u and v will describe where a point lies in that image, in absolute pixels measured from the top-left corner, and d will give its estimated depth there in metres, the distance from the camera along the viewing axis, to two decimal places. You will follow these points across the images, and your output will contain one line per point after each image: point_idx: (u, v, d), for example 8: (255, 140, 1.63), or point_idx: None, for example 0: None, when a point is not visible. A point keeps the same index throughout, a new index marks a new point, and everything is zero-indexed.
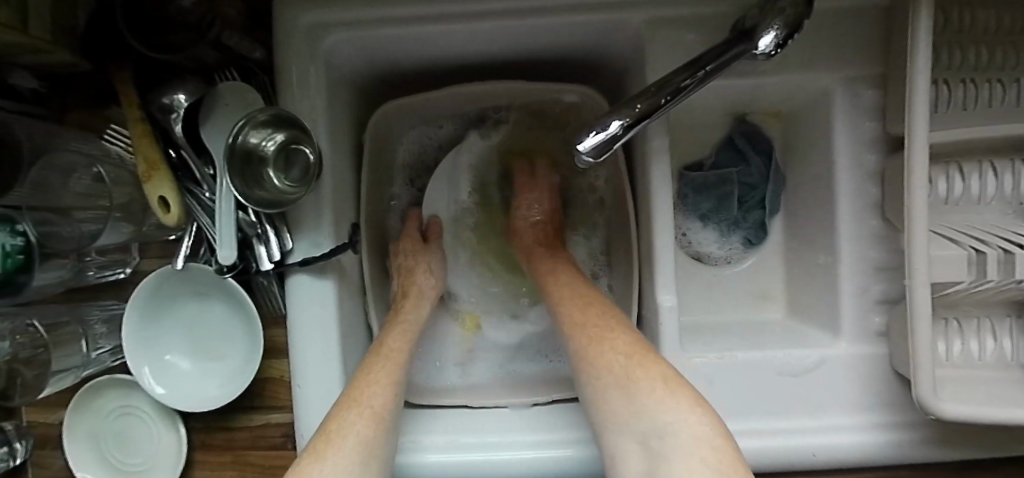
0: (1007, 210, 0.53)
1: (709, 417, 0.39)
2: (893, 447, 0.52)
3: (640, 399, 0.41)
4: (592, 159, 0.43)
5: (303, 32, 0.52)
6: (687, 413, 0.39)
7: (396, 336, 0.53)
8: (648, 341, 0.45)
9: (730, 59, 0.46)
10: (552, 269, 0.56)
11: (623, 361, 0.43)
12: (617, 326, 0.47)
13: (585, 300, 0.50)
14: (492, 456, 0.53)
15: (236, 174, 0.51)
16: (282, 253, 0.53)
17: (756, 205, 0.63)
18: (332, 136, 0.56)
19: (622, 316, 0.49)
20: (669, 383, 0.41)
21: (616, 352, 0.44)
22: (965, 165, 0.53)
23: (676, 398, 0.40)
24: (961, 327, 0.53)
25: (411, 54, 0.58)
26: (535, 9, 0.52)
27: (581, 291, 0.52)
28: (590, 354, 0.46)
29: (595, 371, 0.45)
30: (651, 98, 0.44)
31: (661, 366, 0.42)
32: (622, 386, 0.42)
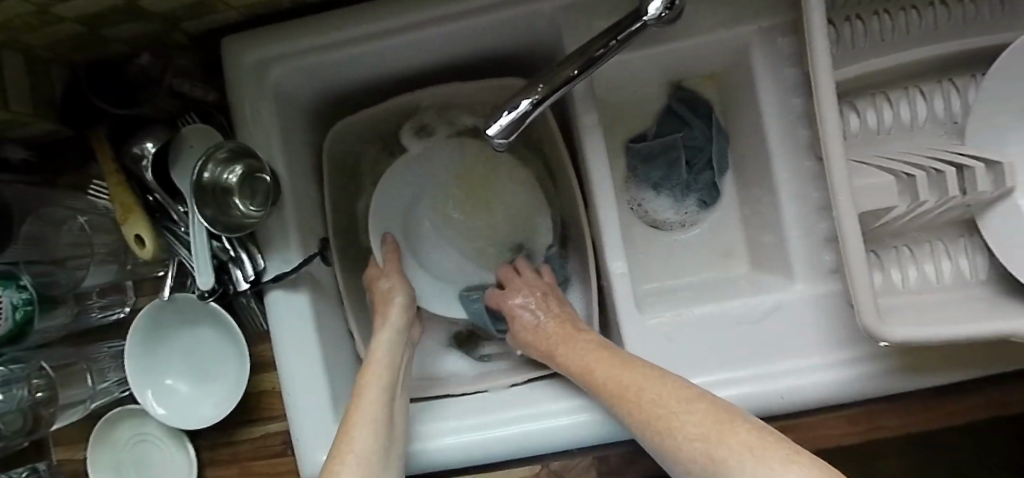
0: (942, 130, 0.53)
1: (811, 472, 0.34)
2: (863, 381, 0.52)
3: (729, 476, 0.36)
4: (506, 139, 0.46)
5: (248, 69, 0.57)
6: (782, 474, 0.34)
7: (375, 370, 0.54)
8: (717, 406, 0.42)
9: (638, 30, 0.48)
10: (579, 351, 0.54)
11: (699, 441, 0.39)
12: (675, 405, 0.43)
13: (631, 385, 0.47)
14: (483, 435, 0.55)
15: (205, 207, 0.56)
16: (256, 272, 0.57)
17: (705, 167, 0.65)
18: (289, 160, 0.60)
19: (679, 384, 0.45)
20: (752, 447, 0.37)
21: (687, 435, 0.41)
22: (891, 93, 0.54)
23: (765, 464, 0.35)
24: (914, 253, 0.53)
25: (352, 75, 0.62)
26: (455, 14, 0.55)
27: (626, 367, 0.49)
28: (666, 445, 0.42)
29: (677, 453, 0.41)
30: (563, 72, 0.47)
31: (738, 431, 0.39)
32: (707, 465, 0.38)
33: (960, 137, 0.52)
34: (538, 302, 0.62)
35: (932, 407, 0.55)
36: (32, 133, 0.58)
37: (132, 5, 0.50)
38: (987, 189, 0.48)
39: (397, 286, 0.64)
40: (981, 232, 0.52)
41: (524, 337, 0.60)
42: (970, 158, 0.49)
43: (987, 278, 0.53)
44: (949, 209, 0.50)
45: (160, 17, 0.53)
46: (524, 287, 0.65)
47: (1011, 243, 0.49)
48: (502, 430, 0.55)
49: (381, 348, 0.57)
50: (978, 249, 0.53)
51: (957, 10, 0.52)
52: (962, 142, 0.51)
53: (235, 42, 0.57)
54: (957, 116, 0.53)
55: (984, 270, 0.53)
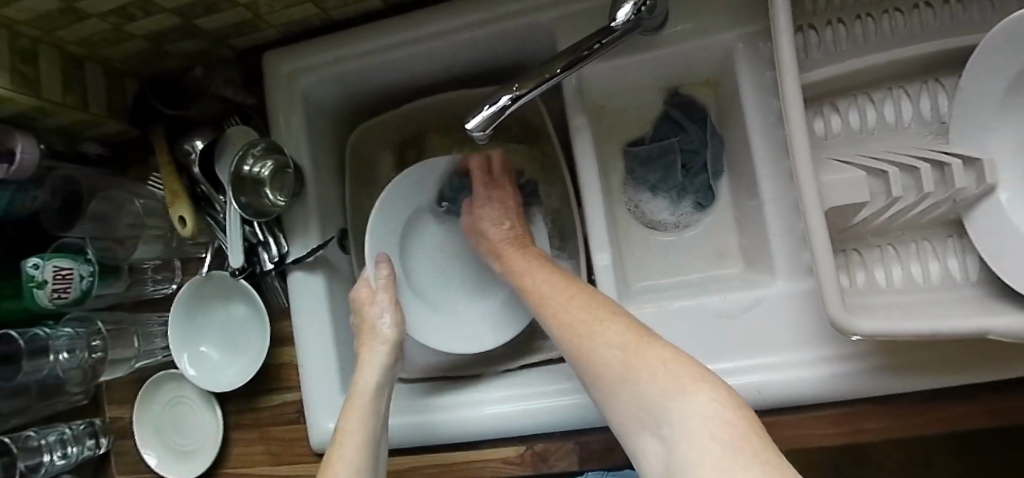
0: (928, 130, 0.53)
1: (714, 389, 0.38)
2: (841, 379, 0.52)
3: (640, 384, 0.41)
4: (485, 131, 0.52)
5: (283, 77, 0.66)
6: (692, 392, 0.38)
7: (358, 404, 0.56)
8: (638, 324, 0.45)
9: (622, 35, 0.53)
10: (529, 266, 0.57)
11: (618, 352, 0.43)
12: (603, 316, 0.47)
13: (565, 296, 0.51)
14: (489, 410, 0.61)
15: (240, 195, 0.64)
16: (280, 254, 0.65)
17: (701, 170, 0.67)
18: (314, 158, 0.68)
19: (605, 302, 0.49)
20: (666, 362, 0.41)
21: (608, 342, 0.44)
22: (874, 95, 0.55)
23: (677, 375, 0.39)
24: (898, 253, 0.54)
25: (373, 83, 0.69)
26: (460, 26, 0.62)
27: (567, 284, 0.52)
28: (587, 352, 0.46)
29: (595, 363, 0.45)
30: (547, 70, 0.52)
31: (655, 345, 0.42)
32: (620, 374, 0.42)
33: (944, 137, 0.52)
34: (486, 182, 0.66)
35: (926, 409, 0.53)
36: (108, 133, 0.69)
37: (188, 22, 0.60)
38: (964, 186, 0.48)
39: (384, 313, 0.61)
40: (969, 231, 0.51)
41: (472, 228, 0.65)
42: (947, 155, 0.49)
43: (979, 280, 0.51)
44: (930, 208, 0.50)
45: (213, 33, 0.63)
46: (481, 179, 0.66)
47: (995, 240, 0.49)
48: (506, 406, 0.60)
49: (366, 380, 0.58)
50: (969, 249, 0.52)
51: (942, 13, 0.53)
52: (946, 141, 0.51)
53: (275, 56, 0.66)
54: (944, 117, 0.53)
55: (976, 271, 0.51)
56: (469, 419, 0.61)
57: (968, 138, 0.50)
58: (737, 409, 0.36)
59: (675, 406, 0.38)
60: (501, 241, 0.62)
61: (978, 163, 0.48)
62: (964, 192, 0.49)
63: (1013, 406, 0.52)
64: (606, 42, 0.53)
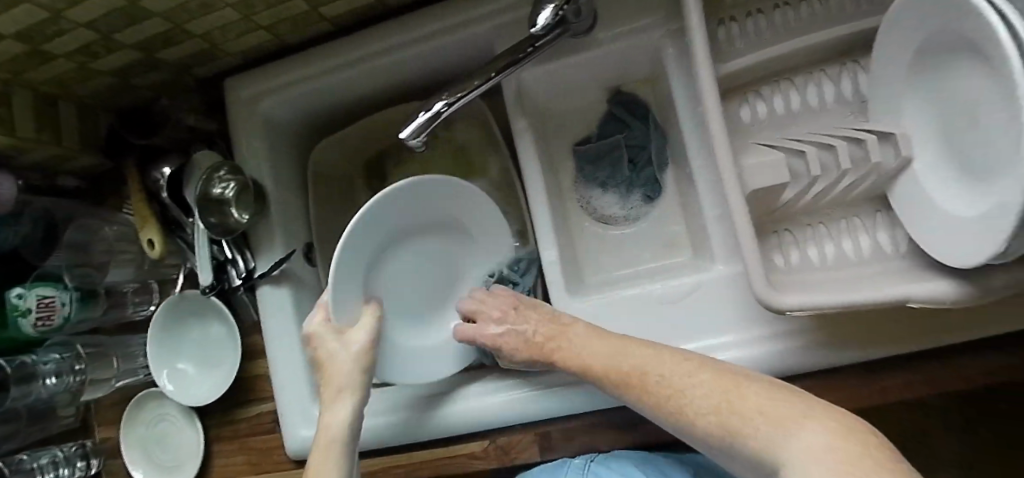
0: (851, 110, 0.55)
1: (824, 425, 0.34)
2: (780, 356, 0.54)
3: (750, 443, 0.36)
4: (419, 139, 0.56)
5: (242, 102, 0.69)
6: (798, 433, 0.34)
7: (326, 437, 0.51)
8: (724, 371, 0.42)
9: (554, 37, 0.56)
10: (583, 344, 0.52)
11: (712, 408, 0.40)
12: (695, 375, 0.43)
13: (631, 371, 0.47)
14: (501, 402, 0.61)
15: (206, 216, 0.67)
16: (248, 270, 0.68)
17: (646, 164, 0.69)
18: (276, 176, 0.71)
19: (691, 357, 0.45)
20: (760, 408, 0.37)
21: (698, 410, 0.41)
22: (797, 80, 0.57)
23: (779, 422, 0.36)
24: (829, 231, 0.56)
25: (329, 102, 0.72)
26: (403, 42, 0.65)
27: (633, 346, 0.48)
28: (682, 424, 0.42)
29: (695, 430, 0.41)
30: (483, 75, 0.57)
31: (748, 392, 0.39)
32: (721, 432, 0.38)
33: (864, 115, 0.54)
34: (511, 313, 0.58)
35: (859, 382, 0.55)
36: (82, 165, 0.73)
37: (147, 56, 0.63)
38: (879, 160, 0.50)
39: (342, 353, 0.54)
40: (892, 204, 0.53)
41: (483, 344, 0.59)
42: (863, 131, 0.51)
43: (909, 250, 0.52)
44: (852, 185, 0.52)
45: (174, 65, 0.67)
46: (504, 299, 0.61)
47: (913, 210, 0.50)
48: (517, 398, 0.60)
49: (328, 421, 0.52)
50: (894, 222, 0.54)
51: None
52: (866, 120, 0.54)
53: (239, 80, 0.70)
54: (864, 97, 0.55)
55: (905, 242, 0.52)
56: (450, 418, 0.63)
57: (883, 114, 0.52)
58: (858, 439, 0.32)
59: (789, 460, 0.33)
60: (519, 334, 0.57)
61: (892, 136, 0.51)
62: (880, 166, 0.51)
63: (949, 374, 0.53)
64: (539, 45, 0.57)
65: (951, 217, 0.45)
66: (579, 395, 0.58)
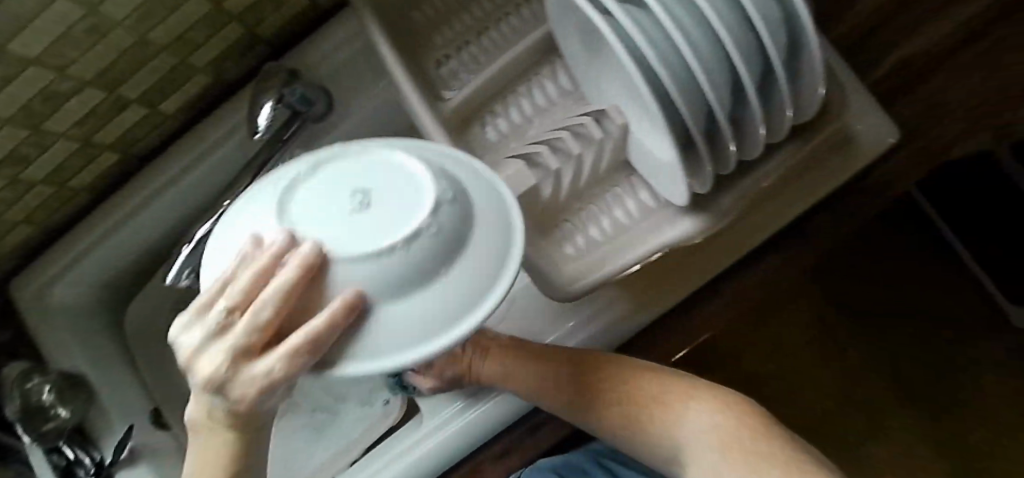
0: (574, 98, 0.60)
1: (716, 407, 0.44)
2: (593, 334, 0.60)
3: (670, 425, 0.45)
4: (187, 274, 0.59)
5: (31, 297, 0.67)
6: (703, 413, 0.44)
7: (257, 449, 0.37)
8: (632, 363, 0.49)
9: (295, 129, 0.60)
10: (516, 359, 0.54)
11: (634, 400, 0.47)
12: (607, 371, 0.49)
13: (555, 375, 0.51)
14: (416, 450, 0.60)
15: (31, 429, 0.62)
16: (99, 461, 0.61)
17: None
18: (93, 357, 0.68)
19: (597, 357, 0.51)
20: (674, 393, 0.46)
21: (613, 407, 0.48)
22: (521, 89, 0.62)
23: (689, 405, 0.45)
24: (599, 208, 0.60)
25: (128, 262, 0.71)
26: (165, 184, 0.65)
27: (557, 355, 0.52)
28: (599, 418, 0.49)
29: (611, 422, 0.48)
30: (239, 185, 0.59)
31: (663, 380, 0.47)
32: (641, 420, 0.46)
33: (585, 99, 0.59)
34: (472, 345, 0.56)
35: (678, 326, 0.60)
36: None
37: None
38: (599, 135, 0.57)
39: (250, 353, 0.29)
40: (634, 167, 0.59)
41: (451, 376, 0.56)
42: (580, 118, 0.58)
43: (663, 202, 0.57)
44: (587, 166, 0.58)
45: None
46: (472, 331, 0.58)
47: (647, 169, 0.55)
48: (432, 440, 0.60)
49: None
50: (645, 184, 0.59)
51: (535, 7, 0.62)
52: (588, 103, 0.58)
53: (21, 279, 0.68)
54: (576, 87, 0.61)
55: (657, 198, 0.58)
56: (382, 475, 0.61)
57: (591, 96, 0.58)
58: (744, 411, 0.43)
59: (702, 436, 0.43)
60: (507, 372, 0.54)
61: (605, 112, 0.56)
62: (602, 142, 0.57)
63: (737, 291, 0.59)
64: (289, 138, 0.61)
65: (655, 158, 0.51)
66: (504, 403, 0.58)
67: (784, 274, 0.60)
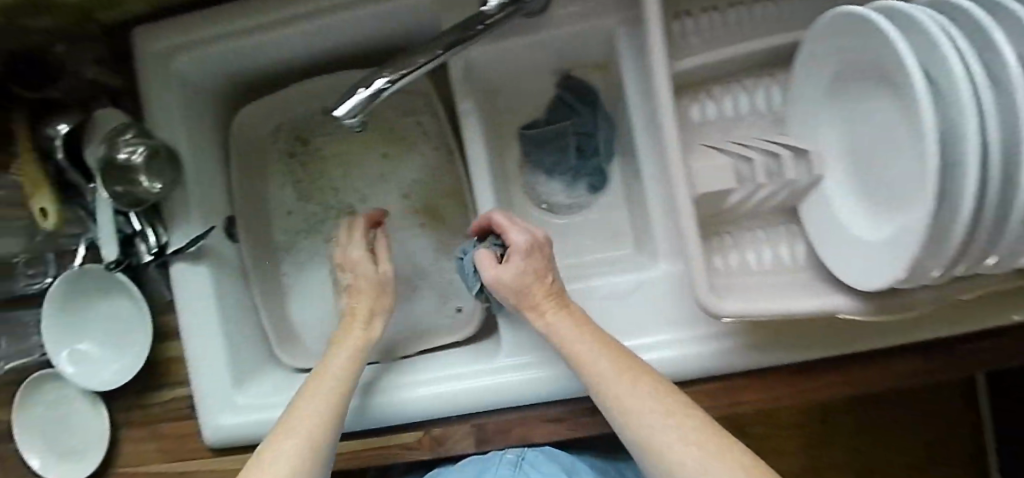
0: (767, 123, 0.56)
1: None
2: (713, 355, 0.55)
3: (661, 437, 0.42)
4: (353, 118, 0.48)
5: (156, 58, 0.62)
6: (703, 442, 0.40)
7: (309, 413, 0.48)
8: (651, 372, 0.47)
9: (502, 17, 0.52)
10: (585, 337, 0.49)
11: (642, 397, 0.44)
12: (685, 410, 0.43)
13: (627, 378, 0.46)
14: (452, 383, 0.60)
15: (110, 183, 0.61)
16: (159, 245, 0.62)
17: (593, 152, 0.67)
18: (194, 146, 0.64)
19: (672, 391, 0.45)
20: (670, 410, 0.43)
21: (679, 443, 0.41)
22: (748, 83, 0.56)
23: (688, 431, 0.41)
24: (766, 237, 0.56)
25: (261, 62, 0.66)
26: (340, 5, 0.59)
27: (588, 329, 0.50)
28: (656, 450, 0.42)
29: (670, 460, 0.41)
30: (428, 52, 0.51)
31: (677, 395, 0.44)
32: (633, 422, 0.44)
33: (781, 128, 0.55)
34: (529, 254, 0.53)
35: (785, 380, 0.58)
36: None
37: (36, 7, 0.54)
38: (794, 175, 0.51)
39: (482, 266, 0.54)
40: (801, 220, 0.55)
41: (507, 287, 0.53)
42: (781, 145, 0.52)
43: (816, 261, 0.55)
44: (771, 195, 0.52)
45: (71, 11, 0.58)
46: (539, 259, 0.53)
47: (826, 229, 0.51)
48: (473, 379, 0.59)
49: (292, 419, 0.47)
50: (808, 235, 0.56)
51: None
52: (783, 131, 0.54)
53: (151, 30, 0.62)
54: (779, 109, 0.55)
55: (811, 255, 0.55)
56: (434, 393, 0.59)
57: (799, 129, 0.52)
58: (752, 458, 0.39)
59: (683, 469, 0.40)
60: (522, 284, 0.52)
61: (806, 155, 0.51)
62: (797, 181, 0.52)
63: (862, 376, 0.57)
64: (488, 23, 0.53)
65: (845, 232, 0.48)
66: (551, 381, 0.57)
67: (914, 382, 0.57)
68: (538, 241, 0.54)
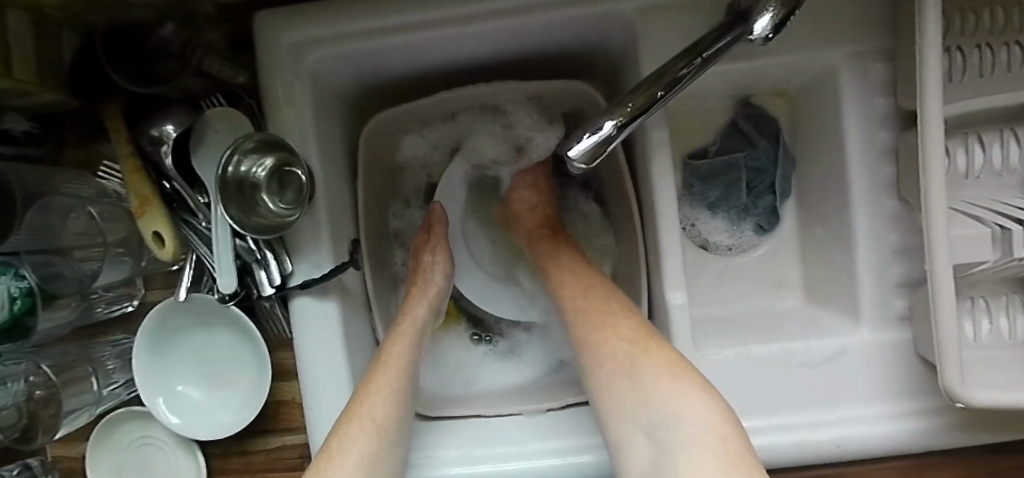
0: (1004, 182, 0.50)
1: (710, 403, 0.37)
2: (925, 434, 0.50)
3: (647, 390, 0.39)
4: (584, 164, 0.41)
5: (287, 51, 0.51)
6: (691, 397, 0.37)
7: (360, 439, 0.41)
8: (652, 328, 0.44)
9: (727, 45, 0.43)
10: (560, 263, 0.53)
11: (585, 306, 0.47)
12: (622, 318, 0.45)
13: (592, 297, 0.48)
14: (535, 462, 0.51)
15: (230, 203, 0.51)
16: (282, 277, 0.52)
17: (766, 190, 0.61)
18: (325, 157, 0.55)
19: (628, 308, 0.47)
20: (639, 354, 0.41)
21: (618, 342, 0.43)
22: (986, 136, 0.50)
23: (680, 386, 0.38)
24: (988, 306, 0.51)
25: (403, 63, 0.56)
26: (518, 7, 0.50)
27: (593, 286, 0.49)
28: (594, 347, 0.44)
29: (597, 354, 0.44)
30: (647, 91, 0.41)
31: (664, 351, 0.41)
32: (626, 369, 0.41)
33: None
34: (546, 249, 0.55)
35: (982, 460, 0.53)
36: (35, 104, 0.52)
37: None
38: None
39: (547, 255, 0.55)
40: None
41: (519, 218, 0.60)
42: None
43: None
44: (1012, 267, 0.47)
45: None
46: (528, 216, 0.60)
47: None
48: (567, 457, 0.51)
49: (344, 453, 0.40)
50: None
51: None
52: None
53: (273, 16, 0.51)
54: (1017, 169, 0.50)
55: None
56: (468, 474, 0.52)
57: None
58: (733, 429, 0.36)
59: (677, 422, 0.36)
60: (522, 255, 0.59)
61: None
62: None
63: None
64: (705, 55, 0.43)
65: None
66: None
67: None
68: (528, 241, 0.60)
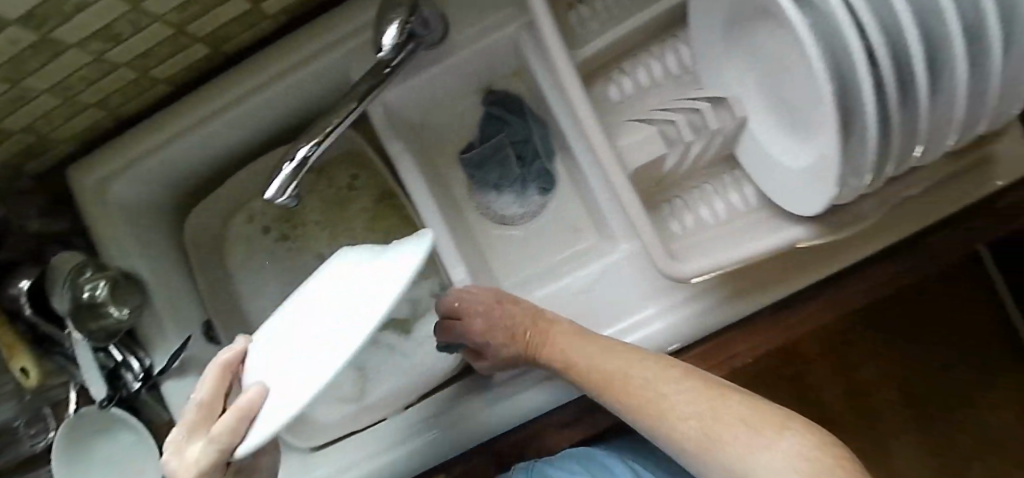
0: (683, 82, 0.56)
1: (797, 438, 0.41)
2: (695, 320, 0.55)
3: (728, 445, 0.42)
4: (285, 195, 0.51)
5: (93, 189, 0.63)
6: (774, 442, 0.41)
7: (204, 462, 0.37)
8: (710, 381, 0.47)
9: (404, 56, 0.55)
10: (564, 345, 0.54)
11: (606, 372, 0.50)
12: (666, 380, 0.47)
13: (617, 369, 0.50)
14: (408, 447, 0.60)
15: (83, 325, 0.60)
16: (143, 368, 0.63)
17: (534, 156, 0.68)
18: (153, 263, 0.65)
19: (657, 363, 0.49)
20: (712, 432, 0.43)
21: (680, 414, 0.45)
22: (653, 50, 0.57)
23: (758, 430, 0.42)
24: (713, 190, 0.57)
25: (196, 163, 0.67)
26: (251, 90, 0.60)
27: (638, 359, 0.50)
28: (656, 424, 0.46)
29: (665, 421, 0.46)
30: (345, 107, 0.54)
31: (731, 402, 0.44)
32: (704, 437, 0.43)
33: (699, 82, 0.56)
34: (501, 310, 0.58)
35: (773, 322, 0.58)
36: None
37: None
38: (715, 125, 0.52)
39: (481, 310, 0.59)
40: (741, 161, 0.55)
41: (505, 341, 0.57)
42: (698, 101, 0.53)
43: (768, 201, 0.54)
44: (706, 151, 0.53)
45: None
46: (486, 296, 0.59)
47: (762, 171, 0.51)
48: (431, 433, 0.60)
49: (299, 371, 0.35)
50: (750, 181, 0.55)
51: None
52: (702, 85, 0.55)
53: (77, 168, 0.63)
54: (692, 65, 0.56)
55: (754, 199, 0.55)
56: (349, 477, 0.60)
57: (715, 78, 0.53)
58: (819, 446, 0.40)
59: (770, 464, 0.40)
60: (494, 321, 0.58)
61: (724, 102, 0.52)
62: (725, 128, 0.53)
63: (835, 298, 0.57)
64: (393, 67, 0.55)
65: (782, 166, 0.48)
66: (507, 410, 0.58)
67: (891, 288, 0.57)
68: (493, 307, 0.58)
